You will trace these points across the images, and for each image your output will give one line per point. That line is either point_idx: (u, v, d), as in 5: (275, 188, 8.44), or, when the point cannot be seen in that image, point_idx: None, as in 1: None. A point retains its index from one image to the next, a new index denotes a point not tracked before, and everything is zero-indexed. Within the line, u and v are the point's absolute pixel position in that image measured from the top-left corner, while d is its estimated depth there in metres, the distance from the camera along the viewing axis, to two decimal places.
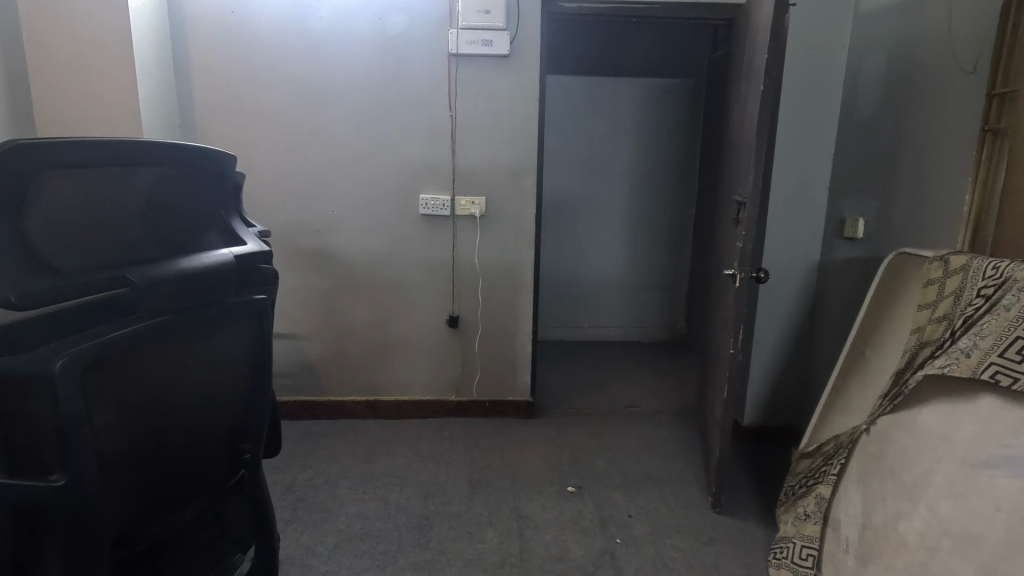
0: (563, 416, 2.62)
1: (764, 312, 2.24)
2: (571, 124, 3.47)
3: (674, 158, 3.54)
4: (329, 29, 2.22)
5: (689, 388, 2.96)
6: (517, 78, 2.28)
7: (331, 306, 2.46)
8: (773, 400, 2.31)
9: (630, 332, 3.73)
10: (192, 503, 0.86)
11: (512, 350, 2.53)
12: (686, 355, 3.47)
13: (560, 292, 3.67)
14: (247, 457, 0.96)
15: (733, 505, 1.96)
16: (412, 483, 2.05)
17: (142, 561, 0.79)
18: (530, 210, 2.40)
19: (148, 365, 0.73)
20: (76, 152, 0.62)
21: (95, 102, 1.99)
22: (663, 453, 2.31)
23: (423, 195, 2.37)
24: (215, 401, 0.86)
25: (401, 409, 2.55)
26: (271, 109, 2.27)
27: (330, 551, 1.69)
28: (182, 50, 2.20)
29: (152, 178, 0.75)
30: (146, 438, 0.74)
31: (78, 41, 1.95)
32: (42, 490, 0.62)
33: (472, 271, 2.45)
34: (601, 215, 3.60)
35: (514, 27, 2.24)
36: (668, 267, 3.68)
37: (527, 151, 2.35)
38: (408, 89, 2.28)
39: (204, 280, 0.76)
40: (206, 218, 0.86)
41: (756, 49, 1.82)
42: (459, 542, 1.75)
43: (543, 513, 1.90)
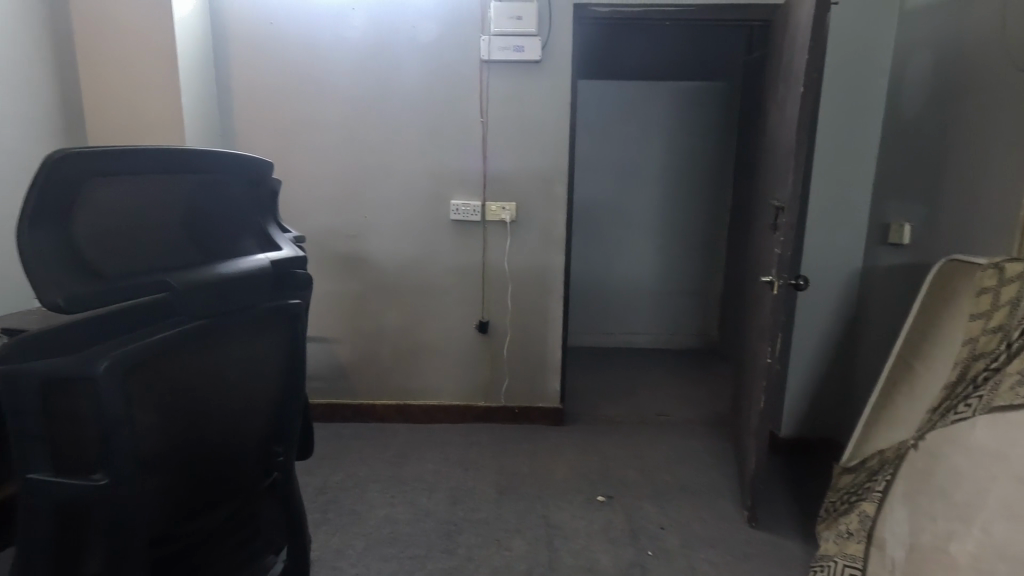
0: (593, 424, 2.59)
1: (802, 320, 2.17)
2: (603, 129, 3.44)
3: (706, 163, 3.47)
4: (363, 37, 2.26)
5: (722, 397, 2.89)
6: (548, 84, 2.28)
7: (363, 310, 2.49)
8: (811, 411, 2.24)
9: (661, 338, 3.67)
10: (227, 504, 0.87)
11: (541, 356, 2.51)
12: (721, 363, 3.39)
13: (590, 297, 3.64)
14: (281, 459, 0.97)
15: (770, 520, 1.90)
16: (441, 488, 2.06)
17: (178, 560, 0.80)
18: (561, 216, 2.38)
19: (187, 367, 0.74)
20: (118, 161, 0.63)
21: (143, 112, 2.08)
22: (695, 464, 2.25)
23: (453, 201, 2.38)
24: (249, 404, 0.87)
25: (430, 413, 2.55)
26: (307, 117, 2.32)
27: (360, 554, 1.71)
28: (224, 62, 2.28)
29: (192, 185, 0.77)
30: (183, 439, 0.76)
31: (126, 54, 2.05)
32: (85, 489, 0.64)
33: (502, 278, 2.45)
34: (632, 221, 3.56)
35: (545, 31, 2.24)
36: (702, 273, 3.61)
37: (557, 156, 2.33)
38: (440, 96, 2.30)
39: (241, 284, 0.78)
40: (243, 224, 0.87)
41: (796, 51, 1.76)
42: (487, 549, 1.74)
43: (572, 522, 1.88)
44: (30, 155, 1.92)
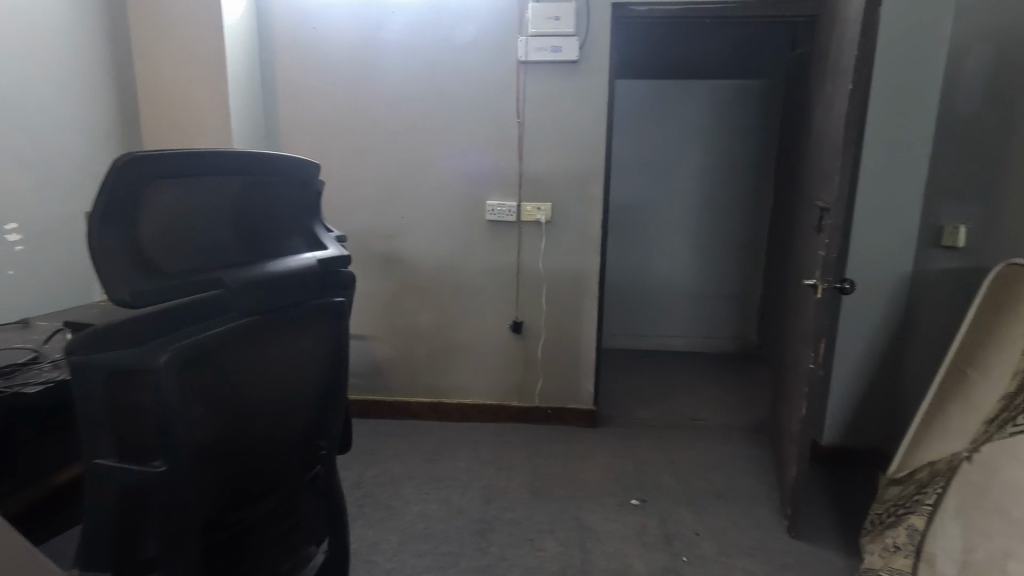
0: (627, 427, 2.56)
1: (847, 325, 2.10)
2: (639, 129, 3.41)
3: (746, 163, 3.40)
4: (402, 40, 2.29)
5: (760, 403, 2.82)
6: (585, 84, 2.27)
7: (399, 309, 2.53)
8: (856, 420, 2.16)
9: (697, 342, 3.61)
10: (274, 494, 0.90)
11: (575, 356, 2.50)
12: (758, 368, 3.30)
13: (625, 298, 3.61)
14: (324, 453, 1.00)
15: (811, 530, 1.84)
16: (474, 486, 2.07)
17: (228, 547, 0.84)
18: (597, 216, 2.37)
19: (241, 363, 0.77)
20: (173, 163, 0.66)
21: (195, 114, 2.18)
22: (732, 471, 2.21)
23: (489, 201, 2.40)
24: (296, 399, 0.90)
25: (464, 412, 2.58)
26: (347, 119, 2.38)
27: (394, 549, 1.74)
28: (269, 66, 2.35)
29: (244, 186, 0.79)
30: (235, 431, 0.79)
31: (180, 60, 2.15)
32: (146, 476, 0.68)
33: (536, 278, 2.45)
34: (668, 223, 3.51)
35: (582, 31, 2.22)
36: (740, 276, 3.53)
37: (593, 156, 2.32)
38: (476, 97, 2.32)
39: (289, 282, 0.81)
40: (290, 225, 0.90)
41: (843, 48, 1.71)
42: (519, 549, 1.75)
43: (605, 525, 1.87)
44: (93, 155, 2.04)
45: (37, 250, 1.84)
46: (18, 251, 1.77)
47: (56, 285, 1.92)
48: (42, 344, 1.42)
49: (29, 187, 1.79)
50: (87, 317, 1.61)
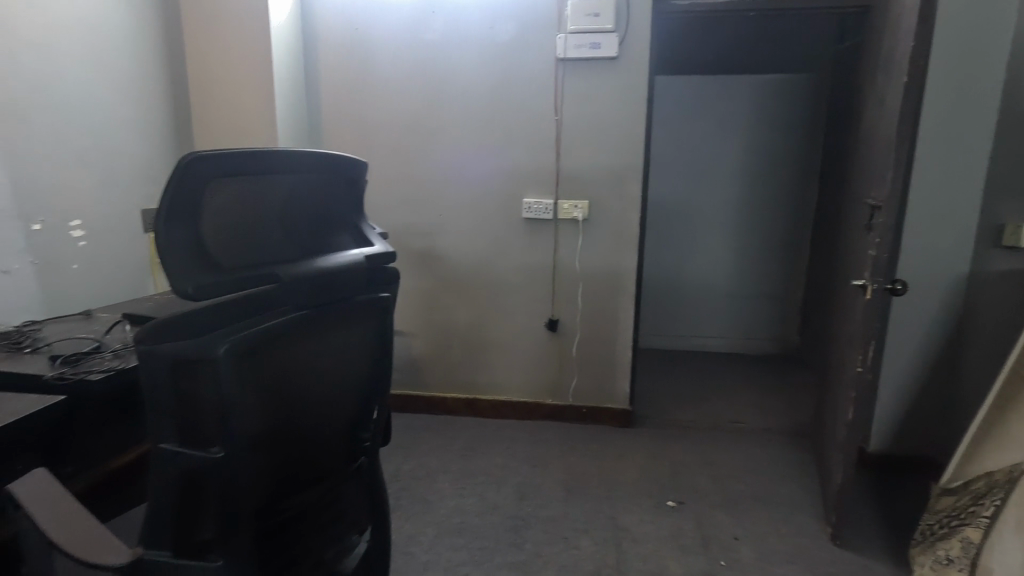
0: (663, 428, 2.53)
1: (897, 328, 2.02)
2: (679, 126, 3.35)
3: (790, 160, 3.30)
4: (442, 39, 2.32)
5: (803, 406, 2.74)
6: (624, 80, 2.24)
7: (436, 305, 2.57)
8: (906, 426, 2.08)
9: (735, 343, 3.53)
10: (321, 482, 0.93)
11: (611, 355, 2.48)
12: (800, 371, 3.21)
13: (662, 297, 3.56)
14: (367, 444, 1.02)
15: (856, 540, 1.78)
16: (509, 483, 2.09)
17: (279, 532, 0.87)
18: (635, 214, 2.34)
19: (293, 355, 0.80)
20: (231, 162, 0.69)
21: (243, 114, 2.26)
22: (772, 475, 2.15)
23: (526, 199, 2.40)
24: (342, 392, 0.92)
25: (499, 409, 2.60)
26: (387, 118, 2.42)
27: (430, 542, 1.76)
28: (314, 68, 2.41)
29: (296, 185, 0.82)
30: (286, 421, 0.81)
31: (229, 62, 2.22)
32: (206, 461, 0.72)
33: (572, 277, 2.44)
34: (707, 222, 3.44)
35: (622, 28, 2.20)
36: (781, 276, 3.44)
37: (632, 153, 2.30)
38: (515, 95, 2.32)
39: (338, 277, 0.83)
40: (339, 222, 0.91)
41: (899, 40, 1.64)
42: (555, 546, 1.75)
43: (640, 526, 1.85)
44: (148, 153, 2.13)
45: (97, 245, 1.93)
46: (81, 246, 1.87)
47: (116, 279, 2.03)
48: (103, 335, 1.50)
49: (91, 184, 1.89)
50: (143, 309, 1.69)
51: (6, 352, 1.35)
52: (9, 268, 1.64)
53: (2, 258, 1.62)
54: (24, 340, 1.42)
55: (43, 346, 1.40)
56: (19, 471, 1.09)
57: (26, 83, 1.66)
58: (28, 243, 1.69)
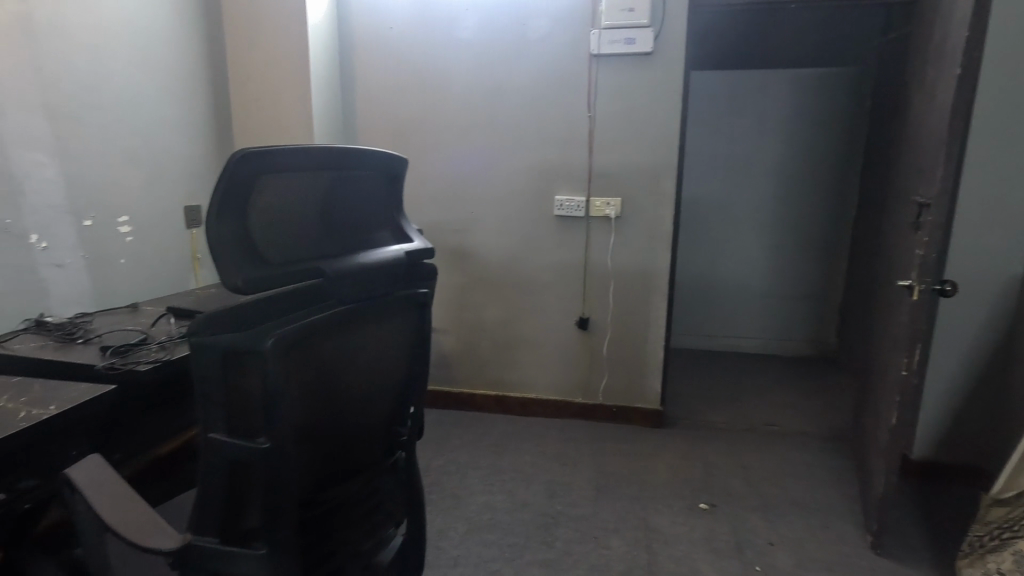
0: (694, 429, 2.49)
1: (944, 331, 1.94)
2: (714, 122, 3.29)
3: (829, 157, 3.21)
4: (475, 37, 2.32)
5: (841, 410, 2.66)
6: (658, 75, 2.21)
7: (467, 303, 2.58)
8: (952, 433, 2.00)
9: (769, 344, 3.46)
10: (359, 474, 0.94)
11: (642, 354, 2.46)
12: (838, 374, 3.12)
13: (694, 297, 3.50)
14: (404, 438, 1.03)
15: (898, 549, 1.72)
16: (538, 480, 2.08)
17: (320, 522, 0.88)
18: (668, 212, 2.31)
19: (335, 348, 0.81)
20: (278, 157, 0.70)
21: (281, 114, 2.31)
22: (810, 480, 2.10)
23: (557, 196, 2.39)
24: (380, 386, 0.93)
25: (528, 406, 2.59)
26: (420, 116, 2.43)
27: (461, 537, 1.77)
28: (349, 67, 2.45)
29: (337, 180, 0.83)
30: (327, 413, 0.82)
31: (268, 62, 2.27)
32: (252, 450, 0.73)
33: (604, 275, 2.42)
34: (742, 220, 3.37)
35: (658, 23, 2.17)
36: (819, 276, 3.35)
37: (666, 150, 2.26)
38: (547, 92, 2.31)
39: (379, 273, 0.84)
40: (380, 218, 0.92)
41: (951, 30, 1.58)
42: (584, 545, 1.74)
43: (672, 527, 1.83)
44: (190, 150, 2.20)
45: (143, 240, 2.00)
46: (128, 241, 1.94)
47: (161, 274, 2.09)
48: (149, 327, 1.55)
49: (137, 182, 1.96)
50: (186, 303, 1.75)
51: (61, 342, 1.41)
52: (63, 262, 1.71)
53: (56, 253, 1.69)
54: (76, 331, 1.48)
55: (94, 337, 1.45)
56: (72, 459, 1.11)
57: (78, 83, 1.73)
58: (80, 239, 1.77)
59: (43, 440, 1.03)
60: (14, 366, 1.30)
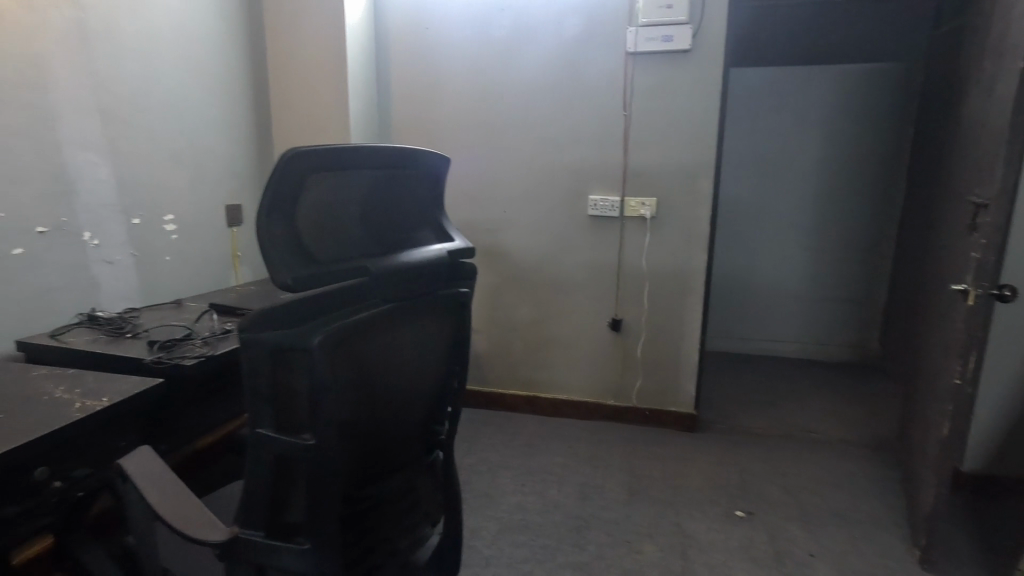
0: (730, 434, 2.43)
1: (1000, 338, 1.85)
2: (753, 121, 3.21)
3: (874, 156, 3.10)
4: (510, 36, 2.32)
5: (885, 419, 2.56)
6: (697, 73, 2.17)
7: (499, 302, 2.58)
8: (1007, 445, 1.90)
9: (808, 349, 3.36)
10: (399, 473, 0.95)
11: (677, 357, 2.41)
12: (882, 380, 3.01)
13: (730, 299, 3.43)
14: (442, 438, 1.03)
15: (948, 565, 1.64)
16: (570, 483, 2.07)
17: (360, 519, 0.89)
18: (706, 213, 2.26)
19: (378, 346, 0.81)
20: (325, 157, 0.71)
21: (319, 115, 2.35)
22: (852, 490, 2.03)
23: (592, 196, 2.37)
24: (420, 386, 0.93)
25: (559, 408, 2.58)
26: (454, 116, 2.44)
27: (493, 537, 1.77)
28: (385, 68, 2.47)
29: (383, 179, 0.83)
30: (369, 411, 0.83)
31: (307, 64, 2.32)
32: (298, 447, 0.74)
33: (638, 276, 2.39)
34: (780, 221, 3.28)
35: (697, 19, 2.12)
36: (861, 279, 3.24)
37: (705, 149, 2.22)
38: (582, 91, 2.29)
39: (421, 271, 0.84)
40: (423, 217, 0.92)
41: (1013, 22, 1.50)
42: (618, 549, 1.72)
43: (707, 534, 1.79)
44: (232, 151, 2.25)
45: (187, 238, 2.06)
46: (173, 239, 2.00)
47: (204, 271, 2.15)
48: (193, 323, 1.60)
49: (182, 182, 2.02)
50: (228, 300, 1.79)
51: (111, 336, 1.46)
52: (113, 259, 1.77)
53: (107, 250, 1.75)
54: (125, 325, 1.53)
55: (142, 331, 1.50)
56: (123, 450, 1.16)
57: (128, 87, 1.79)
58: (129, 237, 1.83)
59: (94, 432, 1.06)
60: (69, 359, 1.36)
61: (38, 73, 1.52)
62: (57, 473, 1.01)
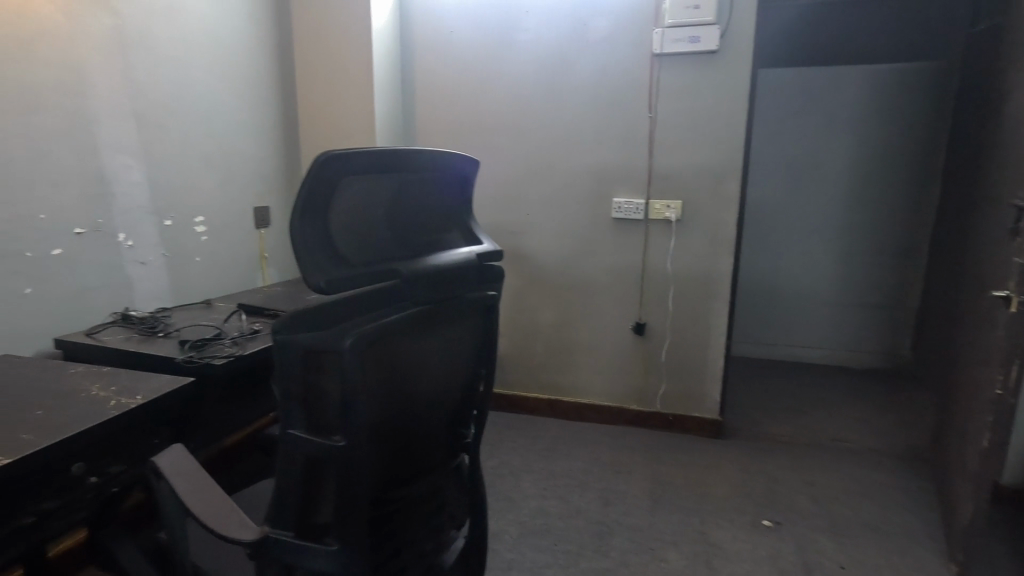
0: (756, 442, 2.39)
1: None
2: (780, 122, 3.15)
3: (907, 158, 3.02)
4: (535, 39, 2.32)
5: (919, 429, 2.48)
6: (724, 74, 2.14)
7: (521, 305, 2.57)
8: None
9: (836, 355, 3.28)
10: (426, 476, 0.94)
11: (702, 362, 2.38)
12: (915, 389, 2.93)
13: (755, 303, 3.37)
14: (469, 441, 1.02)
15: None
16: (592, 488, 2.05)
17: (389, 521, 0.89)
18: (732, 215, 2.23)
19: (407, 348, 0.81)
20: (358, 160, 0.71)
21: (345, 118, 2.37)
22: (884, 502, 1.97)
23: (616, 198, 2.35)
24: (448, 388, 0.93)
25: (581, 412, 2.56)
26: (478, 119, 2.45)
27: (514, 540, 1.76)
28: (410, 71, 2.49)
29: (414, 182, 0.83)
30: (398, 413, 0.83)
31: (334, 68, 2.34)
32: (329, 448, 0.75)
33: (662, 280, 2.36)
34: (808, 224, 3.22)
35: (724, 19, 2.09)
36: (893, 285, 3.15)
37: (732, 151, 2.18)
38: (607, 93, 2.28)
39: (450, 274, 0.84)
40: (452, 220, 0.92)
41: None
42: (641, 557, 1.69)
43: (733, 544, 1.75)
44: (260, 154, 2.29)
45: (216, 240, 2.10)
46: (203, 240, 2.04)
47: (232, 272, 2.19)
48: (222, 323, 1.63)
49: (212, 184, 2.06)
50: (255, 301, 1.82)
51: (144, 335, 1.50)
52: (146, 260, 1.81)
53: (141, 251, 1.80)
54: (157, 324, 1.57)
55: (173, 331, 1.53)
56: (157, 447, 1.18)
57: (162, 92, 1.83)
58: (161, 238, 1.87)
59: (128, 429, 1.09)
60: (104, 357, 1.39)
61: (77, 79, 1.56)
62: (93, 469, 1.04)
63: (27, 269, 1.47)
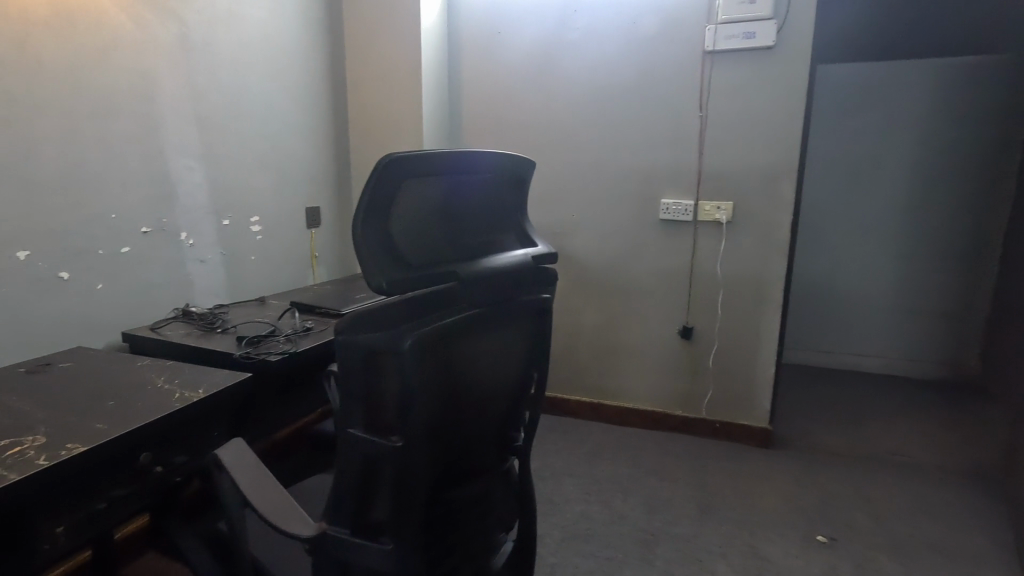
0: (809, 452, 2.30)
1: None
2: (837, 120, 3.03)
3: (976, 156, 2.84)
4: (582, 38, 2.29)
5: (988, 445, 2.33)
6: (780, 70, 2.06)
7: (565, 306, 2.55)
8: None
9: (895, 364, 3.13)
10: (477, 477, 0.94)
11: (752, 368, 2.31)
12: (983, 402, 2.75)
13: (808, 307, 3.25)
14: (519, 445, 1.01)
15: None
16: (636, 494, 2.01)
17: (440, 522, 0.89)
18: (787, 216, 2.15)
19: (464, 350, 0.81)
20: (420, 163, 0.72)
21: (394, 120, 2.41)
22: (950, 521, 1.86)
23: (663, 199, 2.30)
24: (501, 391, 0.93)
25: (625, 416, 2.52)
26: (523, 119, 2.44)
27: (557, 545, 1.74)
28: (457, 72, 2.51)
29: (474, 183, 0.83)
30: (453, 415, 0.83)
31: (384, 70, 2.38)
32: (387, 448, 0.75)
33: (711, 283, 2.30)
34: (866, 226, 3.08)
35: (782, 14, 2.02)
36: (959, 290, 2.97)
37: (788, 149, 2.10)
38: (656, 92, 2.23)
39: (506, 276, 0.83)
40: (508, 220, 0.91)
41: None
42: (687, 567, 1.65)
43: (785, 558, 1.68)
44: (312, 155, 2.35)
45: (270, 238, 2.16)
46: (258, 239, 2.11)
47: (285, 270, 2.26)
48: (276, 321, 1.67)
49: (267, 185, 2.12)
50: (307, 299, 1.87)
51: (203, 330, 1.55)
52: (205, 258, 1.88)
53: (200, 249, 1.87)
54: (216, 321, 1.62)
55: (231, 327, 1.58)
56: (216, 439, 1.20)
57: (222, 96, 1.90)
58: (220, 237, 1.94)
59: (190, 421, 1.12)
60: (167, 351, 1.45)
61: (145, 85, 1.64)
62: (159, 458, 1.06)
63: (98, 266, 1.54)
